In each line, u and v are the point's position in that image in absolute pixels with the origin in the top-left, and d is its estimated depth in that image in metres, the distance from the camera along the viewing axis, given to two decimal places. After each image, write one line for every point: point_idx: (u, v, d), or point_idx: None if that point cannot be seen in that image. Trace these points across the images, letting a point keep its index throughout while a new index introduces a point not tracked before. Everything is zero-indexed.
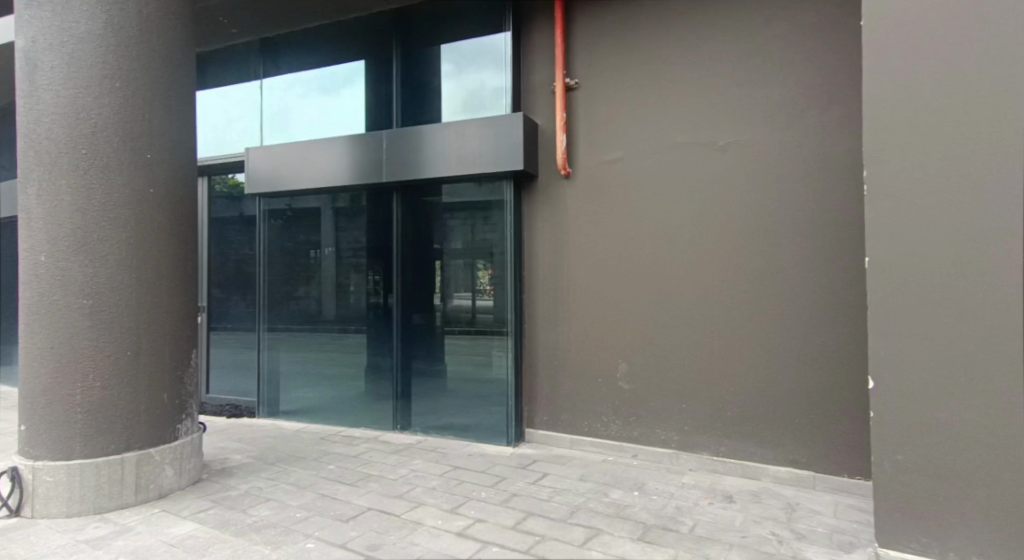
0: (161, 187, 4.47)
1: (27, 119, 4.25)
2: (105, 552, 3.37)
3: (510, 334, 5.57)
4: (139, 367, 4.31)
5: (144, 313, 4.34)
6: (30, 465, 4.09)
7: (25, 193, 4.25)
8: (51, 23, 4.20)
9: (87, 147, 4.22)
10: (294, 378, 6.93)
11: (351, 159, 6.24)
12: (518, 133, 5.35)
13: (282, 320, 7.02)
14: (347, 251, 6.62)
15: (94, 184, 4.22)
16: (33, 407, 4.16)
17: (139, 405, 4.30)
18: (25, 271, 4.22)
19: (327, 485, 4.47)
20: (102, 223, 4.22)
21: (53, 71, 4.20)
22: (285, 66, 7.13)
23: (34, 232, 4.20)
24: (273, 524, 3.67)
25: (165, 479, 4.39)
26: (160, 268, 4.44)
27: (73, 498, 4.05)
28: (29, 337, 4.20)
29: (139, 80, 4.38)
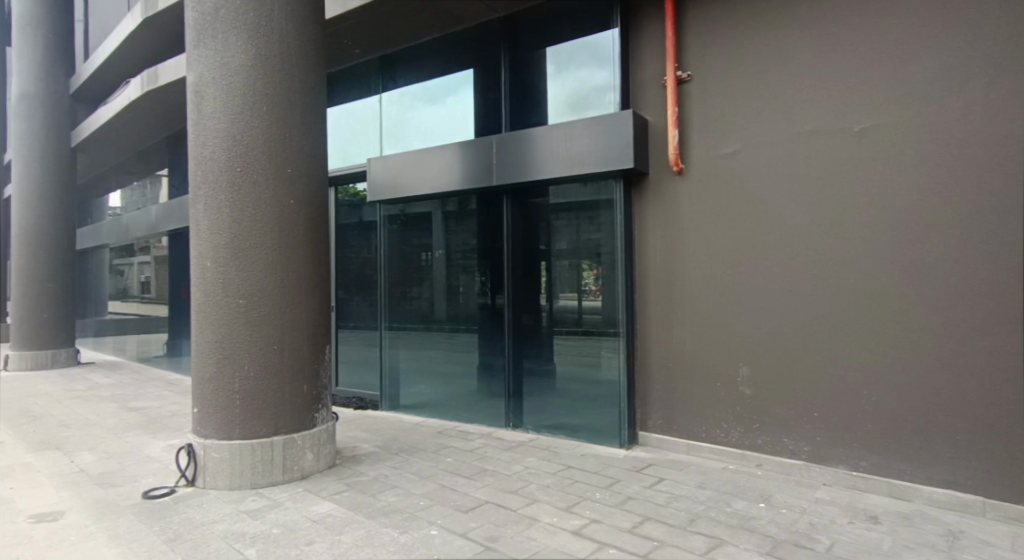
0: (300, 198, 4.94)
1: (195, 144, 4.88)
2: (262, 523, 3.78)
3: (620, 335, 5.51)
4: (284, 360, 4.79)
5: (288, 312, 4.81)
6: (201, 443, 4.70)
7: (194, 208, 4.88)
8: (213, 59, 4.79)
9: (241, 165, 4.76)
10: (412, 374, 7.34)
11: (463, 165, 6.50)
12: (626, 131, 5.29)
13: (400, 319, 7.45)
14: (459, 253, 6.90)
15: (246, 198, 4.74)
16: (202, 392, 4.76)
17: (283, 394, 4.77)
18: (194, 275, 4.84)
19: (446, 476, 4.69)
20: (252, 231, 4.74)
21: (215, 101, 4.79)
22: (402, 80, 7.58)
23: (201, 242, 4.81)
24: (399, 509, 3.93)
25: (306, 462, 4.85)
26: (300, 272, 4.90)
27: (235, 474, 4.61)
28: (198, 333, 4.81)
29: (282, 102, 4.87)
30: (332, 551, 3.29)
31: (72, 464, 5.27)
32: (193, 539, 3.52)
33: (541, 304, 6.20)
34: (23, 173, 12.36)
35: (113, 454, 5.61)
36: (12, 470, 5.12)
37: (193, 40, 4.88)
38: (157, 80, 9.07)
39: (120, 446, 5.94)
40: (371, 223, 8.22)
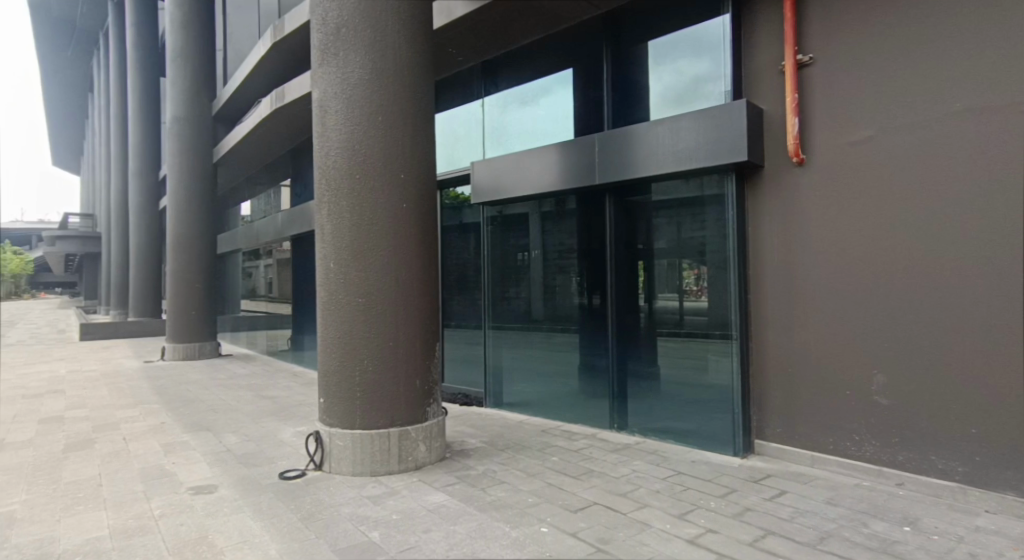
0: (412, 201, 5.17)
1: (320, 155, 5.26)
2: (383, 508, 4.00)
3: (732, 336, 5.26)
4: (398, 355, 5.03)
5: (402, 311, 5.05)
6: (327, 431, 5.05)
7: (320, 214, 5.25)
8: (335, 75, 5.15)
9: (360, 173, 5.06)
10: (515, 373, 7.44)
11: (565, 165, 6.49)
12: (739, 123, 5.01)
13: (503, 319, 7.58)
14: (557, 253, 6.95)
15: (365, 203, 5.04)
16: (327, 384, 5.13)
17: (399, 388, 5.02)
18: (320, 275, 5.22)
19: (553, 475, 4.71)
20: (372, 233, 5.03)
21: (337, 114, 5.14)
22: (504, 84, 7.73)
23: (325, 244, 5.18)
24: (509, 504, 4.00)
25: (420, 453, 5.06)
26: (413, 271, 5.13)
27: (357, 461, 4.91)
28: (324, 329, 5.18)
29: (395, 112, 5.13)
30: (449, 540, 3.40)
31: (218, 445, 5.87)
32: (323, 519, 3.79)
33: (641, 304, 6.11)
34: (174, 186, 13.95)
35: (251, 437, 6.18)
36: (172, 447, 5.80)
37: (317, 59, 5.27)
38: (284, 98, 9.89)
39: (257, 430, 6.52)
40: (472, 225, 8.41)
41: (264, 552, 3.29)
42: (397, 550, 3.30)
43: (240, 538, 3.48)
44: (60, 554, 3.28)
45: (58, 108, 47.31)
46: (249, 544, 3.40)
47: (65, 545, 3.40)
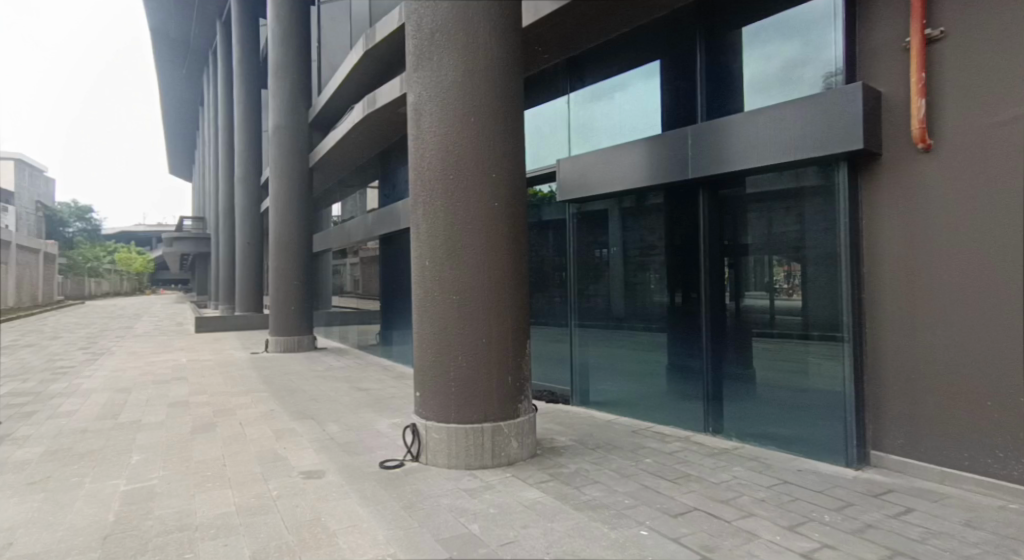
0: (503, 200, 5.22)
1: (415, 157, 5.42)
2: (479, 501, 4.07)
3: (842, 338, 4.92)
4: (491, 352, 5.10)
5: (494, 308, 5.12)
6: (424, 424, 5.21)
7: (416, 213, 5.41)
8: (430, 79, 5.29)
9: (454, 173, 5.17)
10: (601, 371, 7.34)
11: (655, 159, 6.28)
12: (853, 107, 4.61)
13: (590, 317, 7.49)
14: (636, 250, 6.91)
15: (459, 202, 5.15)
16: (423, 378, 5.28)
17: (492, 384, 5.09)
18: (416, 273, 5.39)
19: (649, 477, 4.59)
20: (466, 232, 5.12)
21: (431, 116, 5.28)
22: (590, 79, 7.64)
23: (421, 243, 5.33)
24: (606, 505, 3.94)
25: (512, 449, 5.12)
26: (505, 269, 5.18)
27: (453, 454, 5.03)
28: (419, 325, 5.34)
29: (487, 112, 5.19)
30: (547, 537, 3.41)
31: (322, 433, 6.22)
32: (424, 509, 3.91)
33: (728, 302, 5.94)
34: (277, 189, 14.90)
35: (350, 427, 6.49)
36: (281, 433, 6.20)
37: (413, 64, 5.43)
38: (376, 102, 10.28)
39: (355, 420, 6.84)
40: (551, 222, 8.38)
41: (373, 537, 3.44)
42: (498, 543, 3.34)
43: (349, 522, 3.66)
44: (196, 526, 3.59)
45: (175, 121, 51.86)
46: (358, 528, 3.56)
47: (200, 518, 3.72)
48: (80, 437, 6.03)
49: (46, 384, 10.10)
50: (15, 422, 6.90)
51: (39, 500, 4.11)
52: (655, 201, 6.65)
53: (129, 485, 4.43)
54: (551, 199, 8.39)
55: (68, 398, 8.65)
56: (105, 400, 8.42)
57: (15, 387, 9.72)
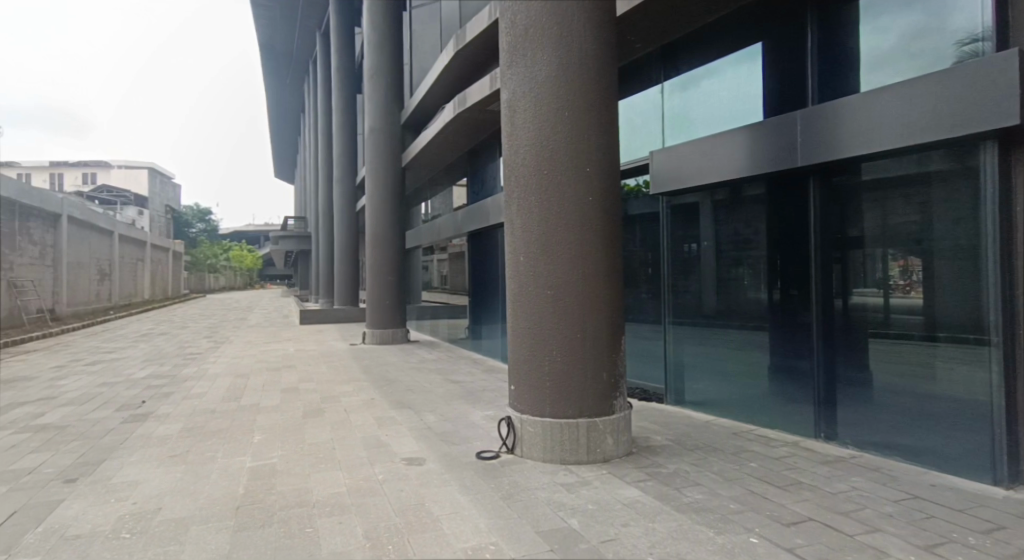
0: (598, 193, 5.15)
1: (509, 153, 5.46)
2: (577, 497, 4.06)
3: (978, 343, 4.47)
4: (586, 348, 5.05)
5: (589, 302, 5.06)
6: (519, 416, 5.26)
7: (510, 209, 5.46)
8: (524, 76, 5.31)
9: (548, 168, 5.17)
10: (697, 370, 7.06)
11: (758, 148, 5.92)
12: (1002, 78, 4.06)
13: (685, 313, 7.23)
14: (730, 245, 6.72)
15: (554, 197, 5.13)
16: (518, 371, 5.33)
17: (587, 380, 5.04)
18: (510, 268, 5.45)
19: (755, 482, 4.37)
20: (560, 227, 5.11)
21: (525, 113, 5.30)
22: (685, 66, 7.36)
23: (515, 239, 5.37)
24: (710, 508, 3.80)
25: (607, 446, 5.05)
26: (599, 264, 5.11)
27: (548, 448, 5.04)
28: (514, 320, 5.38)
29: (581, 106, 5.14)
30: (650, 537, 3.33)
31: (420, 422, 6.44)
32: (523, 500, 3.95)
33: (835, 300, 5.56)
34: (373, 189, 15.59)
35: (445, 418, 6.67)
36: (382, 421, 6.49)
37: (506, 61, 5.47)
38: (466, 102, 10.48)
39: (449, 411, 7.02)
40: (638, 215, 8.19)
41: (475, 524, 3.52)
42: (598, 540, 3.31)
43: (452, 509, 3.77)
44: (314, 503, 3.84)
45: (281, 128, 55.63)
46: (460, 515, 3.66)
47: (316, 496, 3.98)
48: (209, 417, 6.63)
49: (178, 368, 11.19)
50: (155, 401, 7.71)
51: (180, 471, 4.57)
52: (753, 192, 6.38)
53: (253, 462, 4.82)
54: (643, 192, 8.18)
55: (197, 381, 9.54)
56: (227, 384, 9.20)
57: (153, 370, 10.86)
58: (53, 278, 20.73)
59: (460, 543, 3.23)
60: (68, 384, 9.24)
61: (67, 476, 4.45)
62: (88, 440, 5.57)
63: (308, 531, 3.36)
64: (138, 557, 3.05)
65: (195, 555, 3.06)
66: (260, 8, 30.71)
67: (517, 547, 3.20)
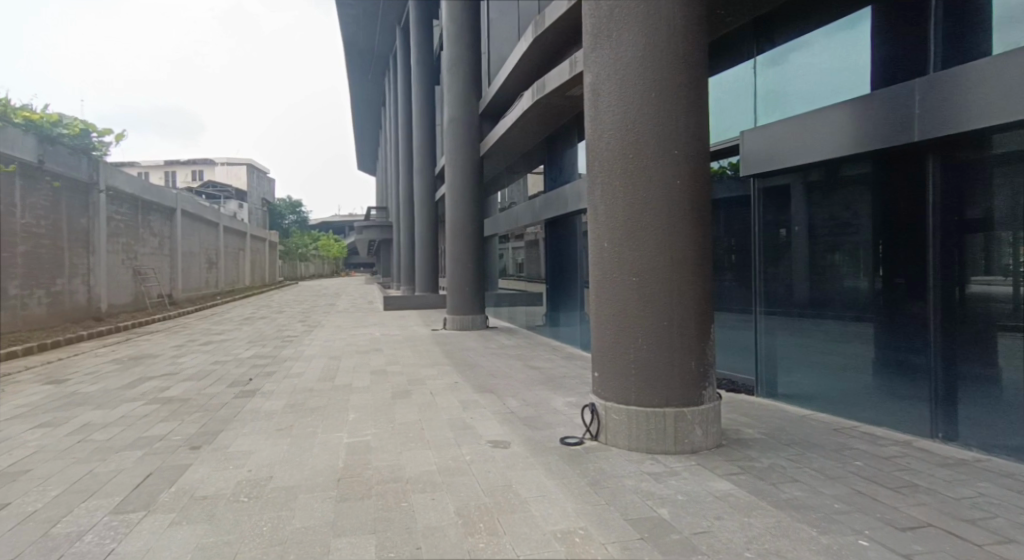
0: (686, 177, 4.97)
1: (593, 138, 5.36)
2: (665, 486, 3.98)
3: None
4: (673, 337, 4.92)
5: (675, 290, 4.92)
6: (603, 404, 5.21)
7: (593, 195, 5.38)
8: (608, 58, 5.18)
9: (633, 152, 5.04)
10: (792, 362, 6.66)
11: (863, 124, 5.50)
12: None
13: (777, 302, 6.83)
14: (826, 228, 6.35)
15: (639, 182, 5.01)
16: (602, 358, 5.27)
17: (674, 369, 4.91)
18: (593, 254, 5.38)
19: (862, 482, 4.11)
20: (645, 212, 4.98)
21: (609, 96, 5.18)
22: (779, 40, 6.94)
23: (599, 224, 5.30)
24: (811, 507, 3.61)
25: (696, 437, 4.90)
26: (687, 249, 4.94)
27: (635, 437, 4.96)
28: (598, 307, 5.32)
29: (668, 86, 4.96)
30: (746, 532, 3.21)
31: (503, 406, 6.53)
32: (610, 487, 3.93)
33: (954, 288, 5.09)
34: (452, 177, 15.87)
35: (528, 403, 6.73)
36: (467, 404, 6.64)
37: (590, 44, 5.36)
38: (545, 88, 10.38)
39: (531, 397, 7.08)
40: (724, 199, 7.87)
41: (564, 508, 3.53)
42: (690, 531, 3.23)
43: (539, 492, 3.80)
44: (407, 479, 4.00)
45: (365, 122, 57.62)
46: (548, 498, 3.69)
47: (409, 472, 4.14)
48: (308, 395, 7.06)
49: (279, 349, 11.99)
50: (261, 379, 8.30)
51: (287, 443, 4.91)
52: (855, 171, 5.97)
53: (350, 438, 5.09)
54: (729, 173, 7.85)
55: (296, 362, 10.18)
56: (322, 366, 9.75)
57: (257, 351, 11.68)
58: (171, 266, 22.75)
59: (550, 526, 3.25)
60: (187, 362, 10.14)
61: (192, 443, 4.90)
62: (207, 412, 6.09)
63: (404, 506, 3.50)
64: (256, 518, 3.31)
65: (304, 521, 3.28)
66: (344, 6, 31.83)
67: (606, 533, 3.18)
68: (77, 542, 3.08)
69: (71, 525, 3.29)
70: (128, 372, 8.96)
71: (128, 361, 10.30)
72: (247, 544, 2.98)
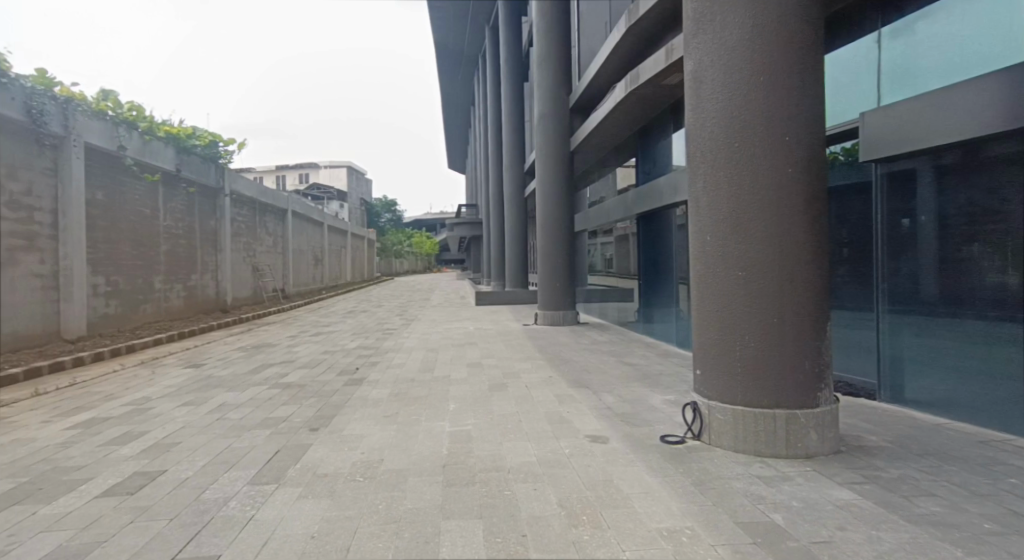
0: (799, 165, 4.68)
1: (695, 128, 5.17)
2: (779, 491, 3.79)
3: None
4: (784, 334, 4.65)
5: (787, 285, 4.65)
6: (705, 402, 5.03)
7: (695, 187, 5.20)
8: (711, 43, 4.96)
9: (740, 140, 4.81)
10: (921, 366, 6.08)
11: (1007, 101, 4.89)
12: None
13: (903, 299, 6.25)
14: (963, 217, 5.76)
15: (746, 172, 4.78)
16: (705, 355, 5.10)
17: (785, 368, 4.65)
18: (696, 248, 5.20)
19: (1015, 501, 3.69)
20: (753, 203, 4.74)
21: (713, 83, 4.97)
22: (908, 10, 6.32)
23: (701, 217, 5.11)
24: (953, 524, 3.29)
25: (811, 442, 4.62)
26: (800, 242, 4.65)
27: (741, 438, 4.76)
28: (701, 302, 5.13)
29: (778, 69, 4.68)
30: (875, 546, 2.99)
31: (600, 402, 6.48)
32: (717, 488, 3.79)
33: None
34: (543, 172, 15.90)
35: (625, 399, 6.64)
36: (563, 398, 6.66)
37: (692, 29, 5.17)
38: (638, 79, 10.13)
39: (628, 393, 6.97)
40: (840, 187, 7.31)
41: (668, 506, 3.46)
42: (809, 540, 3.06)
43: (642, 489, 3.75)
44: (509, 468, 4.09)
45: (455, 121, 58.98)
46: (651, 495, 3.63)
47: (510, 462, 4.23)
48: (411, 385, 7.38)
49: (382, 341, 12.61)
50: (367, 368, 8.79)
51: (395, 429, 5.16)
52: (1000, 152, 5.32)
53: (452, 427, 5.27)
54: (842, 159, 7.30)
55: (397, 354, 10.65)
56: (422, 357, 10.15)
57: (362, 342, 12.36)
58: (284, 263, 24.60)
59: (657, 524, 3.20)
60: (301, 351, 10.93)
61: (311, 425, 5.29)
62: (321, 397, 6.54)
63: (507, 494, 3.58)
64: (372, 497, 3.52)
65: (415, 502, 3.44)
66: (437, 10, 32.76)
67: (716, 535, 3.08)
68: (223, 506, 3.43)
69: (217, 492, 3.67)
70: (253, 359, 9.81)
71: (251, 349, 11.28)
72: (367, 520, 3.18)
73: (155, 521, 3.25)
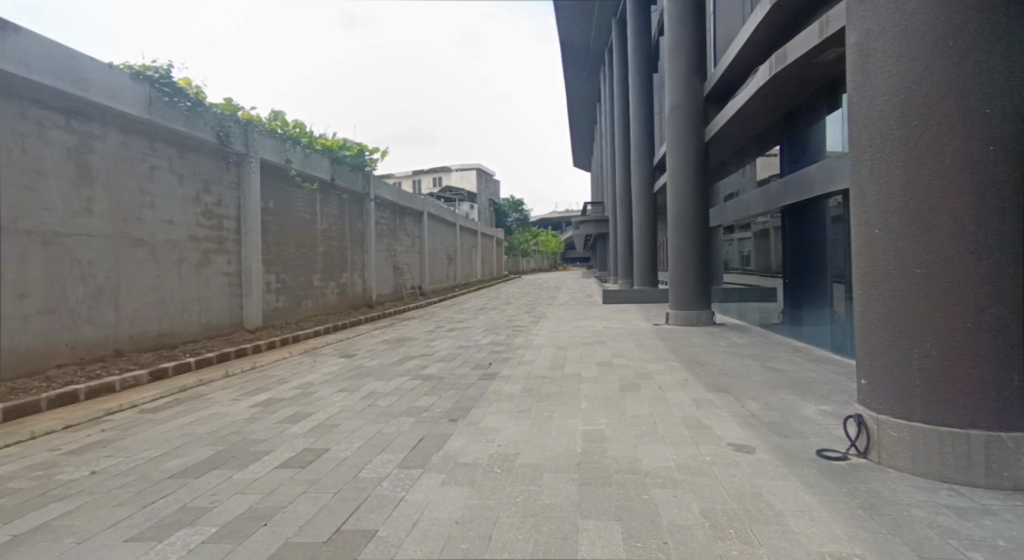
0: (998, 144, 4.02)
1: (860, 108, 4.62)
2: (975, 525, 3.27)
3: None
4: (978, 340, 4.03)
5: (982, 283, 4.03)
6: (874, 417, 4.51)
7: (860, 174, 4.66)
8: (882, 10, 4.40)
9: (918, 118, 4.22)
10: None
11: None
12: None
13: None
14: None
15: (926, 155, 4.19)
16: (871, 363, 4.57)
17: (980, 382, 4.02)
18: (860, 243, 4.68)
19: None
20: (935, 190, 4.16)
21: (884, 55, 4.40)
22: None
23: (868, 208, 4.57)
24: None
25: (1021, 470, 3.94)
26: (1001, 233, 4.00)
27: (923, 460, 4.20)
28: (867, 303, 4.60)
29: (971, 34, 4.05)
30: None
31: (742, 408, 6.08)
32: (892, 515, 3.37)
33: None
34: (675, 166, 15.26)
35: (771, 407, 6.16)
36: (701, 402, 6.34)
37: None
38: (786, 59, 9.36)
39: (776, 401, 6.46)
40: None
41: (829, 529, 3.14)
42: None
43: (796, 506, 3.45)
44: (647, 472, 3.96)
45: (581, 119, 58.84)
46: (808, 514, 3.32)
47: (648, 466, 4.10)
48: (542, 381, 7.46)
49: (513, 337, 12.89)
50: (500, 364, 9.03)
51: (529, 425, 5.23)
52: None
53: (586, 426, 5.23)
54: None
55: (528, 350, 10.82)
56: (552, 354, 10.22)
57: (494, 338, 12.74)
58: (421, 262, 26.08)
59: (816, 546, 2.92)
60: (438, 345, 11.51)
61: (451, 416, 5.53)
62: (458, 390, 6.81)
63: (645, 498, 3.47)
64: (511, 489, 3.59)
65: (553, 498, 3.45)
66: (564, 9, 32.80)
67: None
68: (378, 486, 3.68)
69: (372, 472, 3.95)
70: (396, 351, 10.51)
71: (394, 342, 12.10)
72: (505, 511, 3.25)
73: (322, 494, 3.57)
